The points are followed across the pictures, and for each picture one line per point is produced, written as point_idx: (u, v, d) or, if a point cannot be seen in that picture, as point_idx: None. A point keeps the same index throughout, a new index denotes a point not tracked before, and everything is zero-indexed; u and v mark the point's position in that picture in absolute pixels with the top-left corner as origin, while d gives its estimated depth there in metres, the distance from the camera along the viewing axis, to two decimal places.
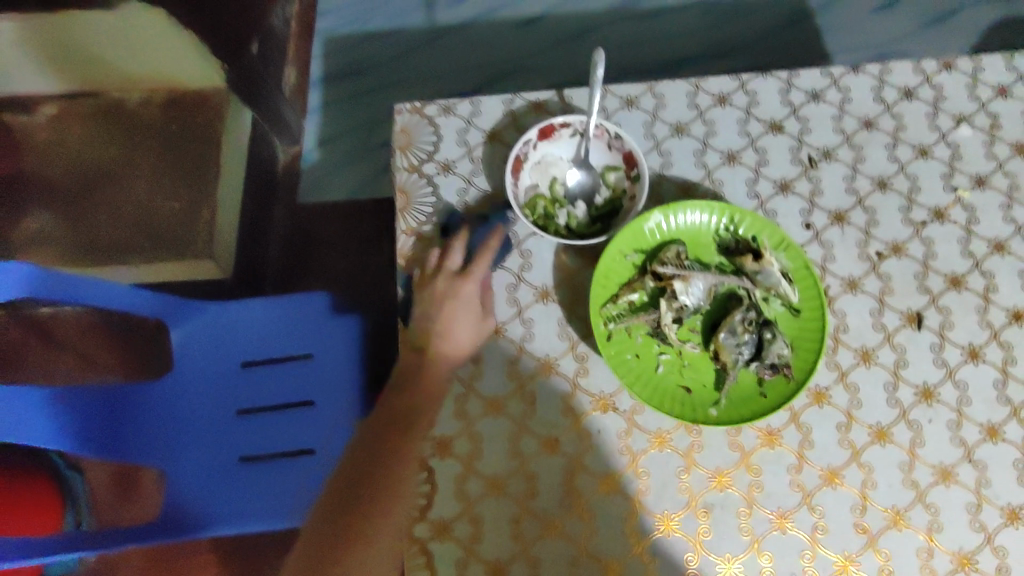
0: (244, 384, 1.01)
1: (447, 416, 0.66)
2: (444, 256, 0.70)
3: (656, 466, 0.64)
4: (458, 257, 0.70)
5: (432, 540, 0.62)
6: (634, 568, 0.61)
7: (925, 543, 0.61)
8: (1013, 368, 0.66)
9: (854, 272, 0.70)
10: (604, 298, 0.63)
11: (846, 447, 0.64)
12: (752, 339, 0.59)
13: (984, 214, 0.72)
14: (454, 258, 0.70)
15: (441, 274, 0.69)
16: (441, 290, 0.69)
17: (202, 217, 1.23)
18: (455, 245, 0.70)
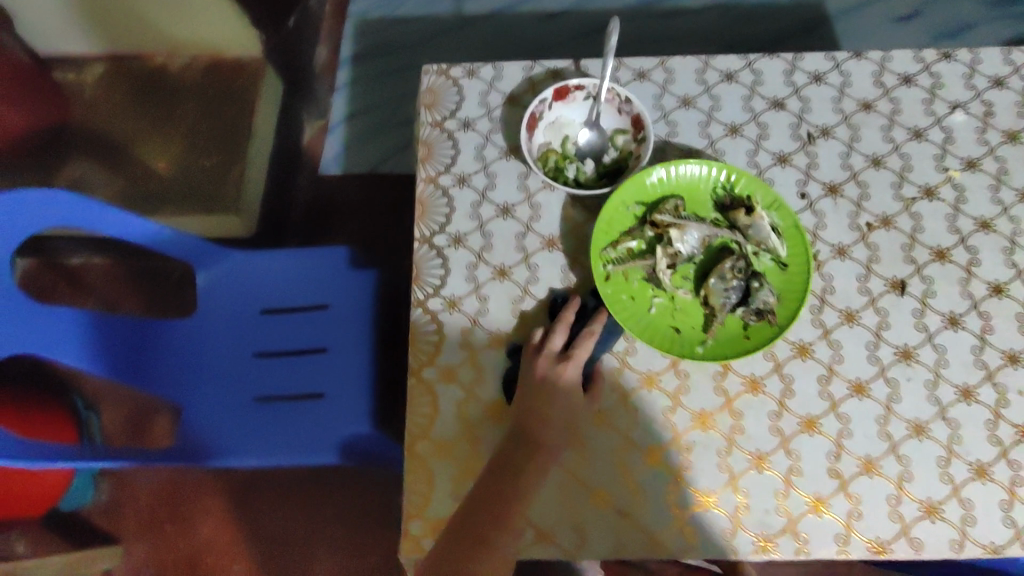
0: (263, 328, 1.07)
1: (454, 347, 0.71)
2: (546, 337, 0.68)
3: (645, 405, 0.68)
4: (561, 337, 0.68)
5: (433, 458, 0.67)
6: (619, 495, 0.66)
7: (894, 490, 0.65)
8: (990, 337, 0.70)
9: (844, 240, 0.74)
10: (604, 243, 0.67)
11: (826, 398, 0.68)
12: (740, 285, 0.64)
13: (972, 194, 0.75)
14: (557, 338, 0.68)
15: (541, 354, 0.67)
16: (542, 374, 0.66)
17: (233, 174, 1.33)
18: (558, 325, 0.68)
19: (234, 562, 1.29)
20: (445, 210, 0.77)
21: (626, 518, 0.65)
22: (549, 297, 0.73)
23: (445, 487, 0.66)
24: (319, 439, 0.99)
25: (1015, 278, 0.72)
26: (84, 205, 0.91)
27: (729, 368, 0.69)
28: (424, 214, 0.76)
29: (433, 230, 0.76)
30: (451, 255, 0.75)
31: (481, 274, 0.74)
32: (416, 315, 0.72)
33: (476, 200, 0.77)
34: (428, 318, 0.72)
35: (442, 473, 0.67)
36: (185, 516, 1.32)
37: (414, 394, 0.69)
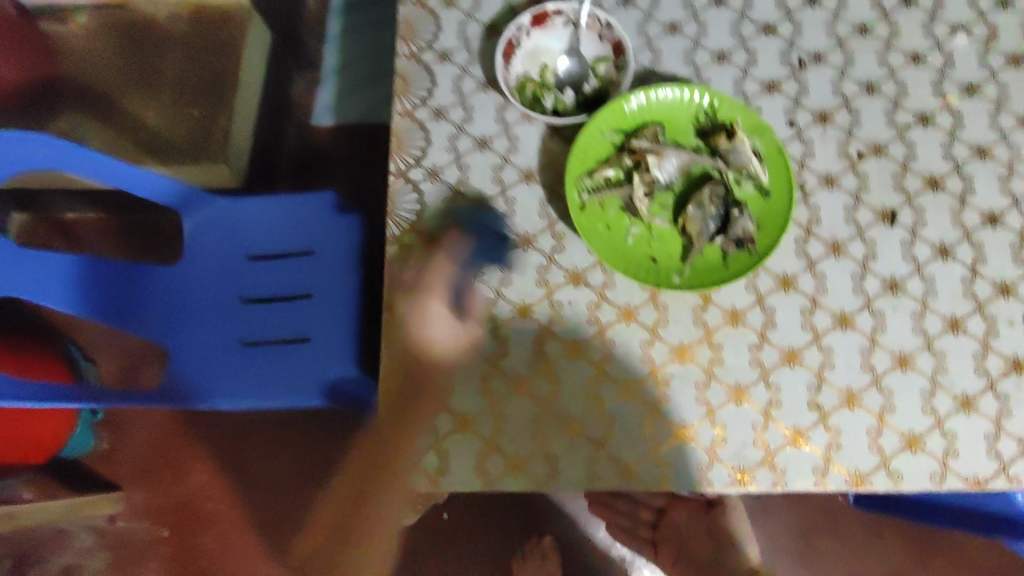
0: (250, 274, 1.07)
1: (428, 281, 0.70)
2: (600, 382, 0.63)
3: (622, 339, 0.67)
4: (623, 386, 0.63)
5: (406, 391, 0.66)
6: (593, 426, 0.65)
7: (876, 423, 0.63)
8: (982, 267, 0.68)
9: (832, 168, 0.71)
10: (581, 171, 0.65)
11: (808, 330, 0.66)
12: (718, 214, 0.62)
13: (969, 120, 0.72)
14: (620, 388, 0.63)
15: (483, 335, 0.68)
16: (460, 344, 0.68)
17: (219, 126, 1.28)
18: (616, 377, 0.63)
19: (227, 507, 1.33)
20: (421, 143, 0.74)
21: (600, 448, 0.64)
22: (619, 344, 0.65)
23: (417, 421, 0.66)
24: (307, 383, 0.99)
25: (1010, 207, 0.69)
26: (80, 152, 0.90)
27: (709, 300, 0.67)
28: (399, 146, 0.74)
29: (409, 163, 0.73)
30: (426, 190, 0.72)
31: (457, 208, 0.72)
32: (392, 250, 0.71)
33: (453, 133, 0.74)
34: (404, 254, 0.70)
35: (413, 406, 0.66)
36: (183, 465, 1.35)
37: (387, 329, 0.68)
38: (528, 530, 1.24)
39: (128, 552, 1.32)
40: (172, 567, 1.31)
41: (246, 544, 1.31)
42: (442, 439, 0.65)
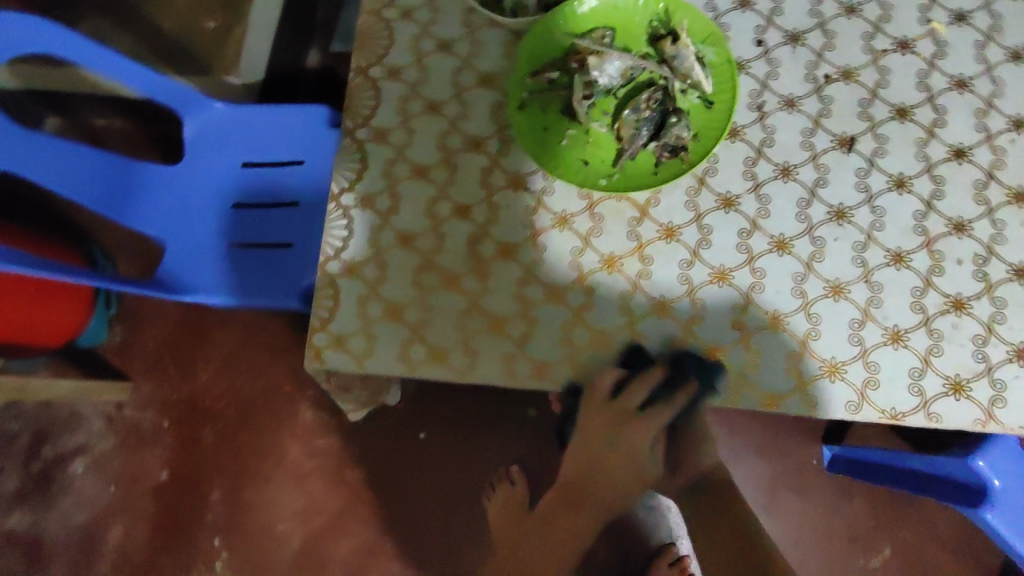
0: (242, 180, 1.11)
1: (375, 175, 0.71)
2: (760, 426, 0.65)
3: (554, 244, 0.67)
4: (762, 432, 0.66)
5: (341, 277, 0.68)
6: (516, 325, 0.65)
7: (798, 347, 0.63)
8: (939, 203, 0.64)
9: (795, 91, 0.68)
10: (525, 72, 0.64)
11: (743, 252, 0.65)
12: (652, 119, 0.62)
13: (954, 49, 0.68)
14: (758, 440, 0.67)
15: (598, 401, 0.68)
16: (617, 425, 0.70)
17: (233, 37, 1.30)
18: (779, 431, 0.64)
19: (226, 407, 1.38)
20: (385, 42, 0.75)
21: (518, 347, 0.65)
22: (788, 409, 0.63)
23: (350, 305, 0.68)
24: (288, 285, 1.05)
25: (982, 143, 0.65)
26: (85, 45, 0.93)
27: (645, 214, 0.67)
28: (363, 44, 0.74)
29: (370, 61, 0.74)
30: (383, 87, 0.73)
31: (411, 107, 0.72)
32: (344, 143, 0.72)
33: (416, 34, 0.75)
34: (354, 147, 0.72)
35: (347, 291, 0.68)
36: (185, 366, 1.40)
37: (330, 217, 0.70)
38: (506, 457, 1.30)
39: (136, 438, 1.38)
40: (173, 456, 1.36)
41: (242, 442, 1.36)
42: (371, 323, 0.67)
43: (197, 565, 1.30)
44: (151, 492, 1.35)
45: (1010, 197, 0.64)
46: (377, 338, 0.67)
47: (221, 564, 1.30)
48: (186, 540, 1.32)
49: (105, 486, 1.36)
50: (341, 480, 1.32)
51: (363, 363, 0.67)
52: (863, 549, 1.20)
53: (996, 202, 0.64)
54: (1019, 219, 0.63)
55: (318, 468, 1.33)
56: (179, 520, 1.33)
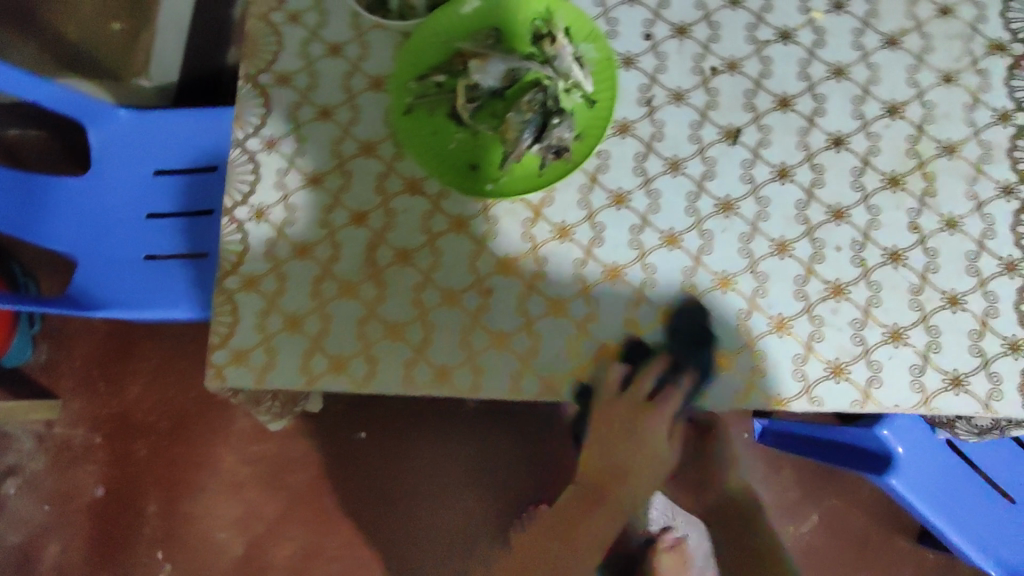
0: (155, 190, 1.08)
1: (268, 186, 0.70)
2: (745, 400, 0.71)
3: (451, 248, 0.67)
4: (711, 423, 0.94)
5: (239, 291, 0.67)
6: (414, 330, 0.66)
7: (688, 338, 0.64)
8: (819, 191, 0.66)
9: (681, 84, 0.69)
10: (409, 76, 0.63)
11: (635, 248, 0.66)
12: (535, 121, 0.60)
13: (832, 36, 0.69)
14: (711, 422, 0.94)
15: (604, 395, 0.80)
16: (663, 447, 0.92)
17: (142, 44, 1.29)
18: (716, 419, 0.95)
19: (159, 419, 1.36)
20: (273, 47, 0.73)
21: (417, 352, 0.65)
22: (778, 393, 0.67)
23: (248, 319, 0.67)
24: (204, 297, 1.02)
25: (859, 130, 0.67)
26: None
27: (540, 215, 0.67)
28: (251, 49, 0.72)
29: (259, 68, 0.72)
30: (274, 93, 0.72)
31: (302, 113, 0.71)
32: (235, 154, 0.71)
33: (306, 37, 0.72)
34: (246, 157, 0.70)
35: (247, 306, 0.67)
36: (115, 381, 1.37)
37: (226, 232, 0.69)
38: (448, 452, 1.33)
39: (68, 456, 1.34)
40: (108, 471, 1.34)
41: (179, 455, 1.35)
42: (272, 336, 0.66)
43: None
44: (87, 509, 1.32)
45: (886, 182, 0.66)
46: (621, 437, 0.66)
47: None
48: (127, 555, 1.31)
49: (39, 505, 1.32)
50: (280, 484, 1.34)
51: (264, 379, 0.66)
52: (791, 519, 1.25)
53: (873, 188, 0.66)
54: (896, 204, 0.66)
55: (254, 475, 1.34)
56: (118, 536, 1.31)
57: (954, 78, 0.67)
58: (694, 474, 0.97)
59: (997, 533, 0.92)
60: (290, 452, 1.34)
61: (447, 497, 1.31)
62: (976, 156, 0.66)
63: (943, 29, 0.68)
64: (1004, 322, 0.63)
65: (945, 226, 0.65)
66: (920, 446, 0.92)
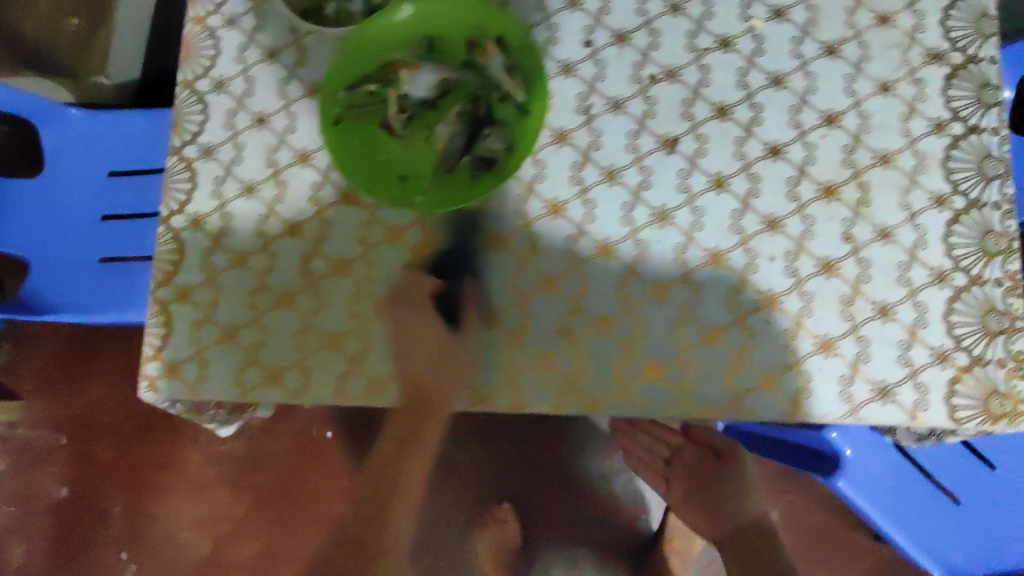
0: (109, 191, 1.07)
1: (204, 194, 0.69)
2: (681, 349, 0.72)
3: (387, 259, 0.67)
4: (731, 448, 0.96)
5: (173, 303, 0.67)
6: (349, 341, 0.65)
7: (621, 348, 0.65)
8: (755, 201, 0.66)
9: (620, 92, 0.69)
10: (339, 84, 0.61)
11: (570, 258, 0.66)
12: (464, 133, 0.61)
13: (772, 44, 0.69)
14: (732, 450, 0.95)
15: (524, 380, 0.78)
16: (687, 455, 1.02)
17: (100, 40, 1.24)
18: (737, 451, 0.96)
19: (123, 420, 1.35)
20: (210, 52, 0.72)
21: (352, 363, 0.65)
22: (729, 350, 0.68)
23: (182, 330, 0.67)
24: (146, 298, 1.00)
25: (796, 140, 0.67)
26: None
27: (476, 225, 0.67)
28: (188, 54, 0.71)
29: (196, 74, 0.71)
30: (212, 99, 0.71)
31: (239, 121, 0.70)
32: (171, 162, 0.70)
33: (244, 43, 0.72)
34: (182, 165, 0.70)
35: (181, 317, 0.67)
36: (79, 381, 1.36)
37: (161, 241, 0.68)
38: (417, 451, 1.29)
39: (29, 458, 1.34)
40: (71, 473, 1.34)
41: (144, 456, 1.34)
42: (204, 348, 0.66)
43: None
44: (51, 509, 1.33)
45: (821, 192, 0.66)
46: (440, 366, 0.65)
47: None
48: (91, 555, 1.31)
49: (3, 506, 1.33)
50: (249, 484, 1.34)
51: (197, 391, 0.66)
52: None
53: (808, 198, 0.66)
54: (831, 214, 0.66)
55: (221, 475, 1.34)
56: (82, 536, 1.32)
57: (889, 87, 0.67)
58: (714, 494, 0.96)
59: (941, 536, 0.92)
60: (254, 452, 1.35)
61: None
62: (910, 166, 0.66)
63: (880, 38, 0.68)
64: (932, 333, 0.64)
65: (878, 237, 0.65)
66: (868, 449, 0.94)
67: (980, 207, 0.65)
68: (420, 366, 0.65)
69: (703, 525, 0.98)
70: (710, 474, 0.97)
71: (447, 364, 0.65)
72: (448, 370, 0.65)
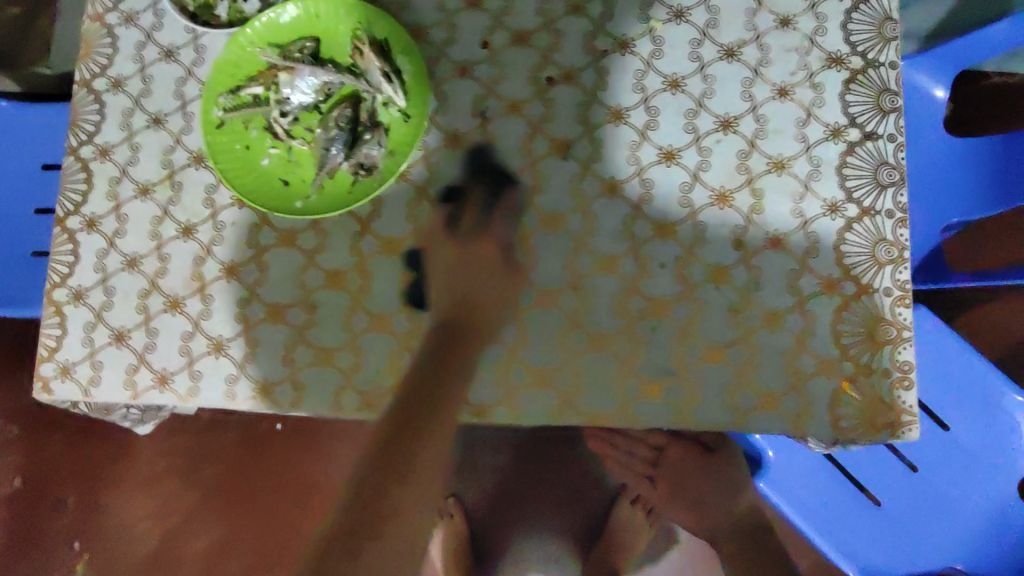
0: (40, 184, 1.06)
1: (99, 196, 0.69)
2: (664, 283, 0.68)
3: (279, 262, 0.67)
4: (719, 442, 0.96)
5: (67, 304, 0.68)
6: (237, 345, 0.66)
7: (506, 355, 0.65)
8: (647, 207, 0.66)
9: (516, 95, 0.68)
10: (225, 87, 0.61)
11: (461, 263, 0.66)
12: (342, 138, 0.60)
13: (671, 47, 0.68)
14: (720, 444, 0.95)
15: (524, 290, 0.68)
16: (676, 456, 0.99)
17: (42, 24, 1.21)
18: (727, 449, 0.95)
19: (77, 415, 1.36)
20: (108, 50, 0.71)
21: (239, 368, 0.65)
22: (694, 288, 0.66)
23: (76, 332, 0.67)
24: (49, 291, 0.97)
25: (691, 144, 0.66)
26: None
27: (368, 228, 0.67)
28: (86, 52, 0.71)
29: (93, 72, 0.70)
30: (108, 98, 0.70)
31: (135, 121, 0.69)
32: (67, 162, 0.70)
33: (141, 41, 0.70)
34: (78, 166, 0.69)
35: (75, 318, 0.67)
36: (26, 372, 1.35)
37: (56, 242, 0.69)
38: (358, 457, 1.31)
39: None
40: (25, 464, 1.33)
41: (100, 447, 1.36)
42: (97, 350, 0.67)
43: (58, 564, 1.31)
44: (6, 499, 1.31)
45: (714, 198, 0.66)
46: (488, 288, 0.65)
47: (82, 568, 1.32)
48: (45, 543, 1.31)
49: None
50: (197, 476, 1.35)
51: (90, 393, 0.67)
52: None
53: (700, 205, 0.66)
54: (723, 221, 0.65)
55: (171, 467, 1.35)
56: (35, 525, 1.32)
57: (787, 92, 0.66)
58: (704, 489, 0.95)
59: (861, 536, 0.92)
60: (205, 450, 1.36)
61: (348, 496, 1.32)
62: (804, 173, 0.65)
63: (779, 41, 0.67)
64: (818, 342, 0.64)
65: (769, 245, 0.65)
66: (795, 453, 0.95)
67: (873, 215, 0.65)
68: (473, 286, 0.64)
69: (687, 513, 1.00)
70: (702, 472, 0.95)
71: (494, 285, 0.65)
72: (490, 301, 0.65)
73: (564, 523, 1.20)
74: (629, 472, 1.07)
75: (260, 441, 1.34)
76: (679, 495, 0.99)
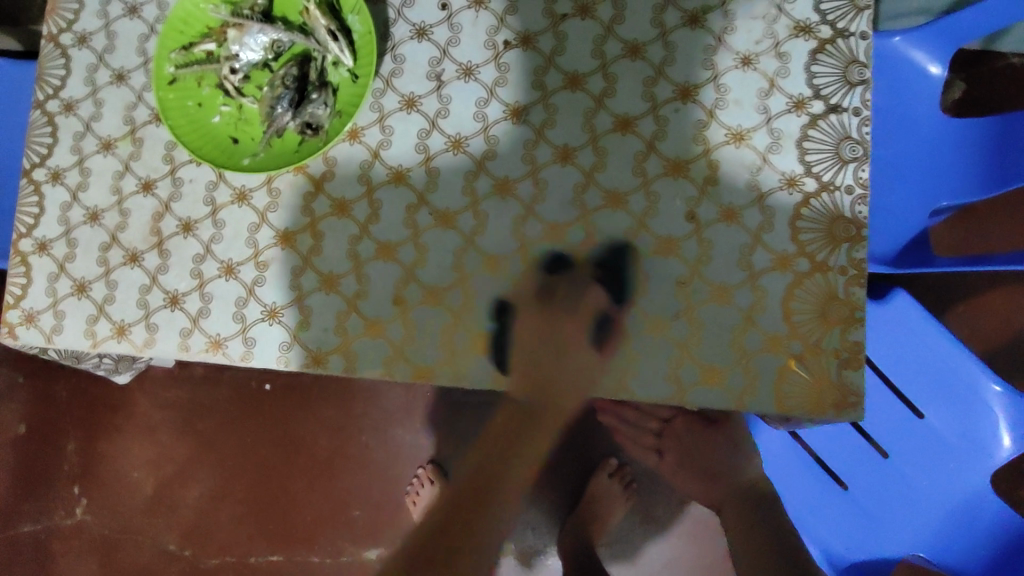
0: None
1: (65, 149, 0.70)
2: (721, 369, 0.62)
3: (232, 219, 0.67)
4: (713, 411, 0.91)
5: (33, 254, 0.69)
6: (191, 299, 0.67)
7: (449, 320, 0.64)
8: (599, 174, 0.65)
9: (473, 59, 0.67)
10: (179, 44, 0.62)
11: (410, 226, 0.66)
12: (288, 96, 0.61)
13: (632, 12, 0.66)
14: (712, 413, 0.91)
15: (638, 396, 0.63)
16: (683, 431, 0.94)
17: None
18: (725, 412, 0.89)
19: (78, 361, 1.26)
20: (74, 5, 0.71)
21: (193, 323, 0.66)
22: (653, 286, 0.63)
23: (41, 282, 0.69)
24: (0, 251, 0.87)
25: (648, 113, 0.65)
26: None
27: (320, 189, 0.66)
28: (52, 8, 0.72)
29: (60, 28, 0.71)
30: (73, 53, 0.71)
31: (99, 76, 0.70)
32: (35, 115, 0.71)
33: None
34: (44, 120, 0.71)
35: (39, 268, 0.69)
36: None
37: (23, 194, 0.70)
38: (347, 419, 1.20)
39: None
40: (30, 410, 1.25)
41: (96, 396, 1.25)
42: (58, 299, 0.68)
43: (56, 513, 1.23)
44: (9, 447, 1.25)
45: (669, 169, 0.64)
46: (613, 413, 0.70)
47: (81, 513, 1.22)
48: (45, 490, 1.23)
49: None
50: (190, 430, 1.23)
51: (52, 340, 0.68)
52: None
53: (653, 174, 0.64)
54: (675, 192, 0.64)
55: (168, 421, 1.23)
56: (38, 471, 1.24)
57: (749, 61, 0.65)
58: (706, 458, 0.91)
59: (835, 526, 0.86)
60: (199, 406, 1.23)
61: (347, 457, 1.19)
62: (763, 145, 0.64)
63: (745, 8, 0.65)
64: (767, 318, 0.62)
65: (722, 218, 0.63)
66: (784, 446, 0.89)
67: (832, 191, 0.63)
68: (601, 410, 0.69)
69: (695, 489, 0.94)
70: (703, 444, 0.91)
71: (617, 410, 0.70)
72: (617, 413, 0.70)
73: (559, 486, 1.14)
74: (637, 446, 1.03)
75: (255, 400, 1.22)
76: (686, 464, 0.93)
